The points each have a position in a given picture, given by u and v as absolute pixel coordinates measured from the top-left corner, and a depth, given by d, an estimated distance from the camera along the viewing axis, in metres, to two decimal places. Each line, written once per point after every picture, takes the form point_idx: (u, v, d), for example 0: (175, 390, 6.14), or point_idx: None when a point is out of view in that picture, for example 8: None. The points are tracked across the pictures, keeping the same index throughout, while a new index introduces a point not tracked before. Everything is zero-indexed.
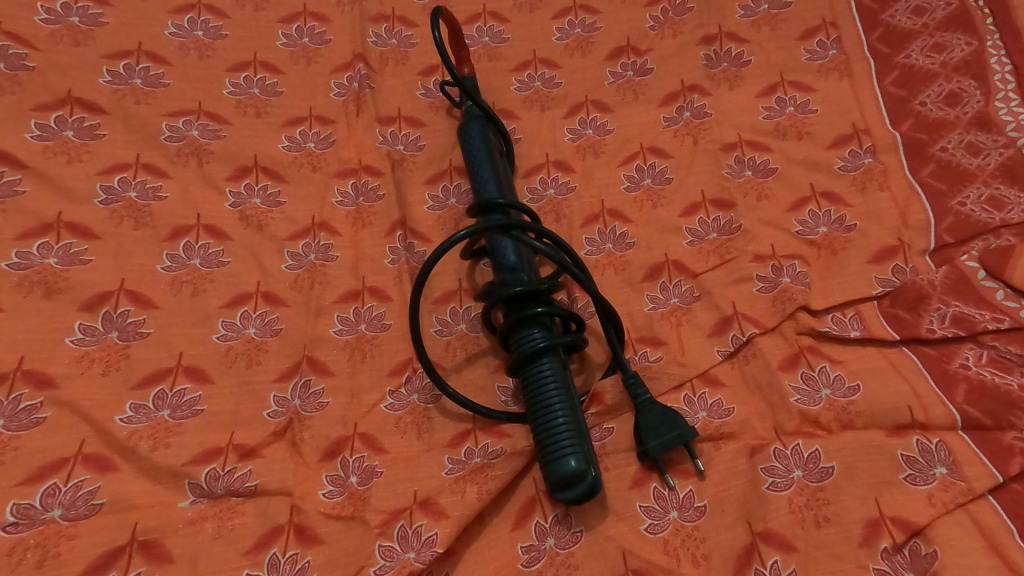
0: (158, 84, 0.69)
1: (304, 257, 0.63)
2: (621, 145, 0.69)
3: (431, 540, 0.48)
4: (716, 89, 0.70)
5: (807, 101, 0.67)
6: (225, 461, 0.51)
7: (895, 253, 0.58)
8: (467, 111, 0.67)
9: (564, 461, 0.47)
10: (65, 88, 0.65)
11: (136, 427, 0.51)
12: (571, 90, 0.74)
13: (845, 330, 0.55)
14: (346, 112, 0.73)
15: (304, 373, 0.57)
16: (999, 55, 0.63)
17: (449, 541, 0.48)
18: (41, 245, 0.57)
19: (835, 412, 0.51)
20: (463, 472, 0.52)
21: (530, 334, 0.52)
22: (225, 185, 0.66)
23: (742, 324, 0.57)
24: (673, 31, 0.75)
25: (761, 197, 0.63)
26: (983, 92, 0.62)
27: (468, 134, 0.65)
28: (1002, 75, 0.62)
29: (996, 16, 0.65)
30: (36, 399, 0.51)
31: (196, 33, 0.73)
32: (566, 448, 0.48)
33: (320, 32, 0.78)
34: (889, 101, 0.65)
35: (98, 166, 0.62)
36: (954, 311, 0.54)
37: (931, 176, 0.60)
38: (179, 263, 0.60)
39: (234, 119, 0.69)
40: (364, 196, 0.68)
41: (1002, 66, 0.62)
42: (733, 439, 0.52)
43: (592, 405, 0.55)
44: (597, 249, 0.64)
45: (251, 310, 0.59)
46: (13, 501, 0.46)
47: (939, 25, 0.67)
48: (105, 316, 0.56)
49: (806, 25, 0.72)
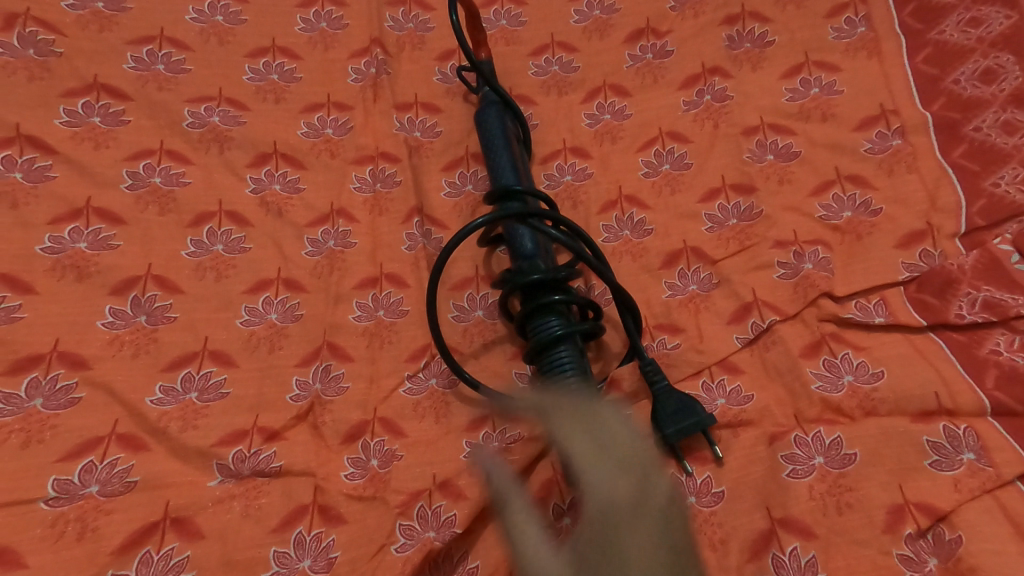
0: (180, 70, 0.69)
1: (323, 244, 0.64)
2: (640, 129, 0.68)
3: (450, 520, 0.50)
4: (738, 71, 0.69)
5: (833, 82, 0.66)
6: (251, 443, 0.53)
7: (923, 238, 0.56)
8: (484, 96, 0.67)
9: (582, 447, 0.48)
10: (91, 75, 0.66)
11: (166, 409, 0.53)
12: (589, 73, 0.73)
13: (869, 317, 0.54)
14: (364, 98, 0.73)
15: (325, 358, 0.58)
16: None
17: (468, 521, 0.49)
18: (72, 231, 0.59)
19: (859, 400, 0.51)
20: None
21: (547, 324, 0.53)
22: (247, 172, 0.66)
23: (763, 311, 0.56)
24: (694, 11, 0.73)
25: (784, 182, 0.62)
26: (1021, 68, 0.59)
27: (483, 122, 0.65)
28: None
29: None
30: (71, 379, 0.52)
31: (216, 18, 0.74)
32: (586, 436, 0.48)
33: (337, 17, 0.77)
34: (920, 81, 0.63)
35: (124, 153, 0.64)
36: (984, 296, 0.52)
37: (963, 157, 0.58)
38: (203, 249, 0.61)
39: (255, 106, 0.70)
40: (382, 182, 0.68)
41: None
42: (752, 426, 0.52)
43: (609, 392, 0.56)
44: (615, 236, 0.63)
45: (273, 295, 0.61)
46: (52, 477, 0.48)
47: None
48: (133, 300, 0.57)
49: (834, 3, 0.69)
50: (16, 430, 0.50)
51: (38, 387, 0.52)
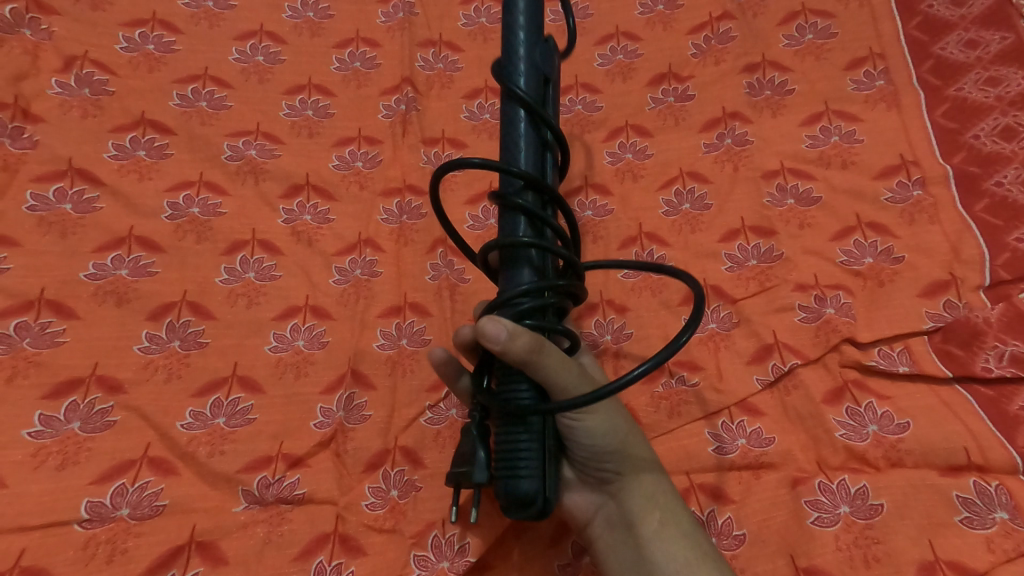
0: (221, 106, 0.73)
1: (350, 273, 0.66)
2: (661, 169, 0.70)
3: (464, 549, 0.50)
4: (758, 117, 0.71)
5: (853, 130, 0.67)
6: (275, 470, 0.53)
7: (946, 288, 0.57)
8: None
9: (516, 481, 0.40)
10: (139, 111, 0.70)
11: (195, 434, 0.54)
12: (611, 114, 0.75)
13: (893, 365, 0.54)
14: (393, 133, 0.75)
15: (349, 386, 0.59)
16: None
17: (481, 551, 0.50)
18: (114, 258, 0.61)
19: (883, 449, 0.51)
20: None
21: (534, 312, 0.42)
22: (279, 203, 0.69)
23: (784, 354, 0.57)
24: (715, 58, 0.75)
25: (804, 226, 0.63)
26: None
27: (521, 23, 0.48)
28: None
29: None
30: (107, 403, 0.54)
31: (257, 58, 0.77)
32: (527, 466, 0.40)
33: (371, 57, 0.81)
34: (940, 133, 0.64)
35: (166, 184, 0.66)
36: (1012, 350, 0.53)
37: (984, 211, 0.59)
38: (235, 276, 0.63)
39: (290, 140, 0.73)
40: (408, 214, 0.70)
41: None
42: (775, 469, 0.52)
43: None
44: (635, 272, 0.64)
45: (300, 323, 0.62)
46: (85, 499, 0.49)
47: (993, 59, 0.66)
48: (168, 326, 0.59)
49: (852, 55, 0.71)
50: (53, 452, 0.51)
51: (75, 409, 0.53)
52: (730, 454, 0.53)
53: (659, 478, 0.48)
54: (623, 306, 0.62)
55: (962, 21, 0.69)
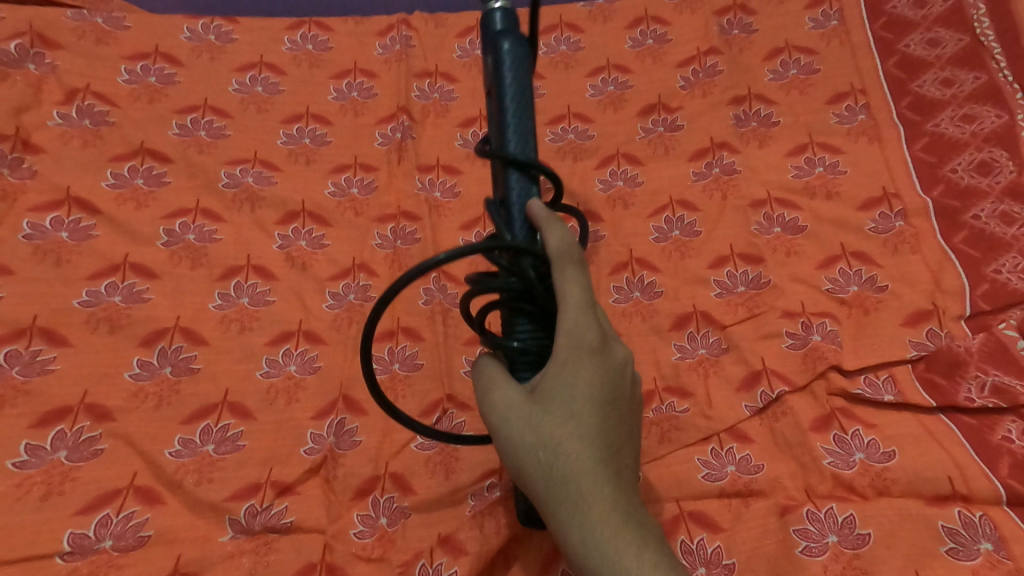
0: (219, 135, 0.74)
1: (344, 297, 0.66)
2: (650, 197, 0.71)
3: None
4: (745, 147, 0.72)
5: (837, 162, 0.69)
6: (263, 497, 0.53)
7: (929, 317, 0.58)
8: (511, 29, 0.44)
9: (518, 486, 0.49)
10: (138, 140, 0.71)
11: (183, 461, 0.54)
12: (603, 143, 0.76)
13: (878, 393, 0.55)
14: (389, 160, 0.76)
15: (340, 412, 0.59)
16: None
17: None
18: (108, 285, 0.62)
19: (870, 478, 0.51)
20: (482, 507, 0.53)
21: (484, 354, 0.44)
22: (275, 229, 0.70)
23: (772, 380, 0.57)
24: (703, 91, 0.77)
25: (791, 254, 0.64)
26: (1016, 163, 0.63)
27: (507, 60, 0.43)
28: None
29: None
30: (95, 431, 0.54)
31: (257, 88, 0.79)
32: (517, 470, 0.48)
33: (368, 86, 0.82)
34: (920, 167, 0.66)
35: (163, 211, 0.67)
36: (993, 381, 0.53)
37: (964, 243, 0.61)
38: (229, 302, 0.64)
39: (287, 167, 0.74)
40: (402, 240, 0.70)
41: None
42: (763, 497, 0.52)
43: None
44: (625, 297, 0.65)
45: (292, 347, 0.62)
46: (69, 531, 0.49)
47: (967, 97, 0.68)
48: (160, 352, 0.59)
49: (835, 90, 0.74)
50: (38, 483, 0.51)
51: (63, 438, 0.53)
52: (719, 481, 0.53)
53: (590, 518, 0.37)
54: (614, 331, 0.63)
55: (938, 62, 0.72)
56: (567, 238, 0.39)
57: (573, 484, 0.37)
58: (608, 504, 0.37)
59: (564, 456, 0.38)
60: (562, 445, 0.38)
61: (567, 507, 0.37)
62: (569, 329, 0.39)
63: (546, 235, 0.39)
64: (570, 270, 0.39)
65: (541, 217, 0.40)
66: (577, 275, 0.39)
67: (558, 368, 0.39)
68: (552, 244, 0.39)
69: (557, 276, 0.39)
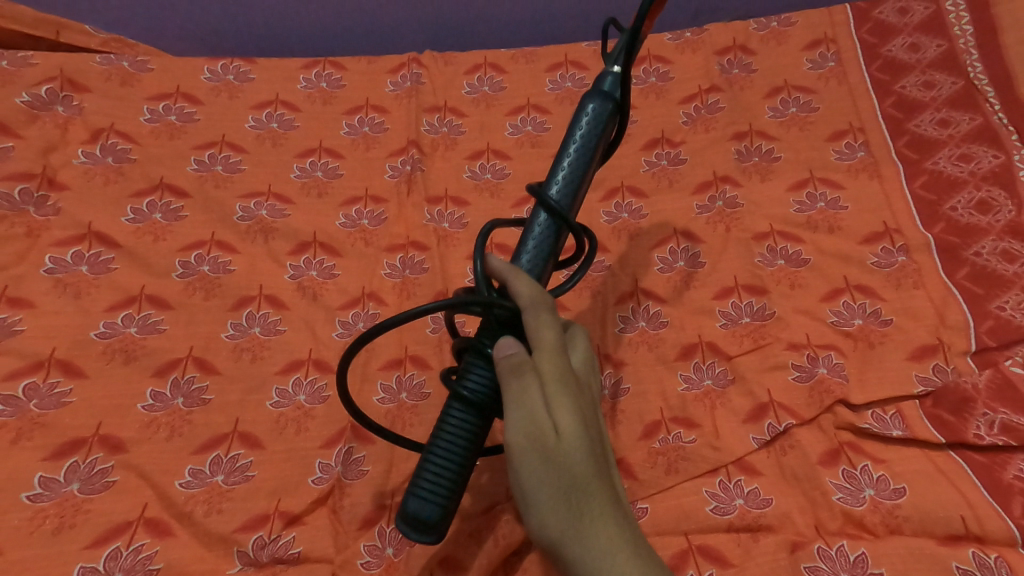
0: (235, 170, 0.76)
1: (353, 326, 0.67)
2: (656, 228, 0.73)
3: None
4: (748, 181, 0.74)
5: (838, 197, 0.70)
6: (271, 529, 0.53)
7: (934, 352, 0.59)
8: (612, 94, 0.45)
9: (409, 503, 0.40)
10: (158, 176, 0.73)
11: (193, 492, 0.54)
12: (608, 175, 0.78)
13: (886, 428, 0.55)
14: (399, 192, 0.78)
15: (348, 441, 0.59)
16: None
17: None
18: (125, 316, 0.63)
19: (880, 515, 0.51)
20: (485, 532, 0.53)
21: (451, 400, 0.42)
22: (287, 259, 0.71)
23: (779, 413, 0.57)
24: (706, 126, 0.80)
25: (795, 286, 0.65)
26: (1014, 203, 0.64)
27: (587, 114, 0.45)
28: None
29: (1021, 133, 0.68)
30: (108, 463, 0.54)
31: (272, 125, 0.82)
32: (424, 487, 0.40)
33: (379, 122, 0.84)
34: (919, 205, 0.67)
35: (179, 244, 0.69)
36: (1001, 418, 0.53)
37: (966, 279, 0.62)
38: (241, 331, 0.65)
39: (300, 200, 0.76)
40: (411, 269, 0.72)
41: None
42: (773, 532, 0.51)
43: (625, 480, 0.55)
44: (632, 326, 0.65)
45: (302, 376, 0.63)
46: (79, 564, 0.49)
47: (964, 137, 0.70)
48: (173, 382, 0.60)
49: (834, 128, 0.76)
50: (50, 516, 0.51)
51: (76, 470, 0.54)
52: (727, 514, 0.52)
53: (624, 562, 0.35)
54: (621, 361, 0.63)
55: (934, 102, 0.74)
56: (536, 285, 0.41)
57: (600, 530, 0.36)
58: (620, 531, 0.36)
59: (586, 503, 0.36)
60: (581, 489, 0.37)
61: (596, 555, 0.35)
62: (551, 367, 0.39)
63: (515, 284, 0.41)
64: (545, 314, 0.40)
65: (506, 268, 0.41)
66: (551, 317, 0.40)
67: (553, 404, 0.38)
68: (525, 291, 0.41)
69: (531, 320, 0.40)
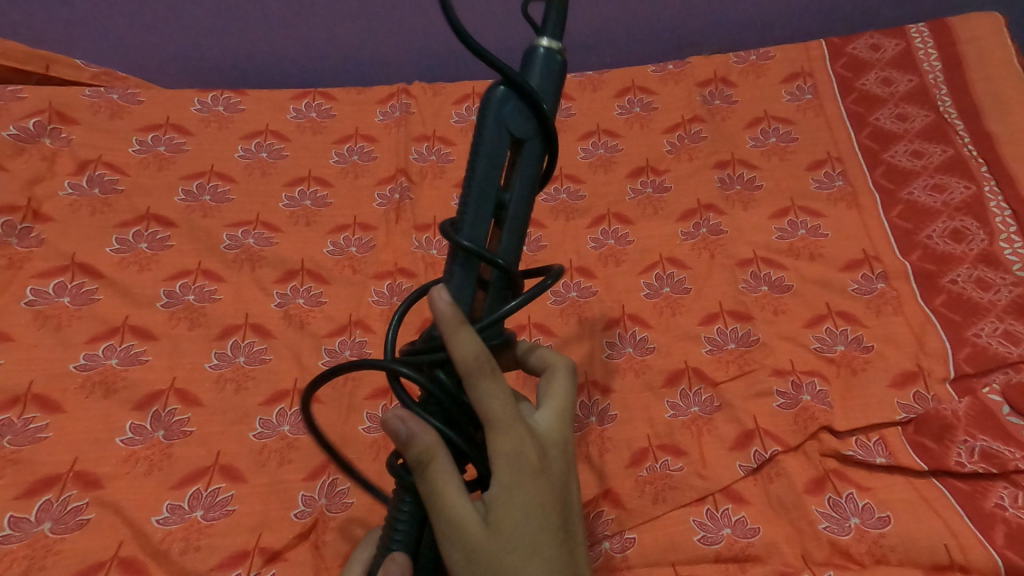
0: (224, 200, 0.77)
1: (339, 354, 0.66)
2: (641, 255, 0.73)
3: None
4: (730, 209, 0.75)
5: (818, 225, 0.72)
6: (250, 566, 0.52)
7: (915, 379, 0.59)
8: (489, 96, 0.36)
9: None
10: (145, 207, 0.74)
11: (170, 529, 0.53)
12: (594, 203, 0.79)
13: (870, 456, 0.55)
14: (387, 220, 0.78)
15: (332, 472, 0.58)
16: (997, 201, 0.68)
17: None
18: (106, 348, 0.62)
19: (867, 544, 0.51)
20: None
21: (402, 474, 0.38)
22: (273, 287, 0.71)
23: (765, 440, 0.57)
24: (689, 155, 0.81)
25: (779, 312, 0.66)
26: (986, 232, 0.67)
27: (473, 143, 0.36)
28: (1001, 218, 0.67)
29: (990, 166, 0.71)
30: (82, 500, 0.53)
31: (261, 154, 0.82)
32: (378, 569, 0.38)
33: (368, 150, 0.85)
34: (897, 233, 0.69)
35: (164, 274, 0.69)
36: (981, 445, 0.54)
37: (943, 306, 0.63)
38: (225, 361, 0.64)
39: (288, 229, 0.76)
40: (398, 296, 0.71)
41: (1000, 210, 0.68)
42: (761, 563, 0.51)
43: (613, 510, 0.54)
44: (618, 353, 0.65)
45: (286, 407, 0.62)
46: None
47: (937, 168, 0.73)
48: (153, 415, 0.59)
49: (813, 158, 0.78)
50: (19, 558, 0.50)
51: (49, 509, 0.52)
52: (715, 544, 0.52)
53: None
54: (607, 388, 0.63)
55: (907, 134, 0.77)
56: (477, 348, 0.35)
57: None
58: None
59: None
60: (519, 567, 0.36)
61: None
62: (503, 444, 0.37)
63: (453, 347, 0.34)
64: (490, 382, 0.35)
65: (446, 323, 0.34)
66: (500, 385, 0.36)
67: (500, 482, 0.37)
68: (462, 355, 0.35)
69: (478, 391, 0.35)
